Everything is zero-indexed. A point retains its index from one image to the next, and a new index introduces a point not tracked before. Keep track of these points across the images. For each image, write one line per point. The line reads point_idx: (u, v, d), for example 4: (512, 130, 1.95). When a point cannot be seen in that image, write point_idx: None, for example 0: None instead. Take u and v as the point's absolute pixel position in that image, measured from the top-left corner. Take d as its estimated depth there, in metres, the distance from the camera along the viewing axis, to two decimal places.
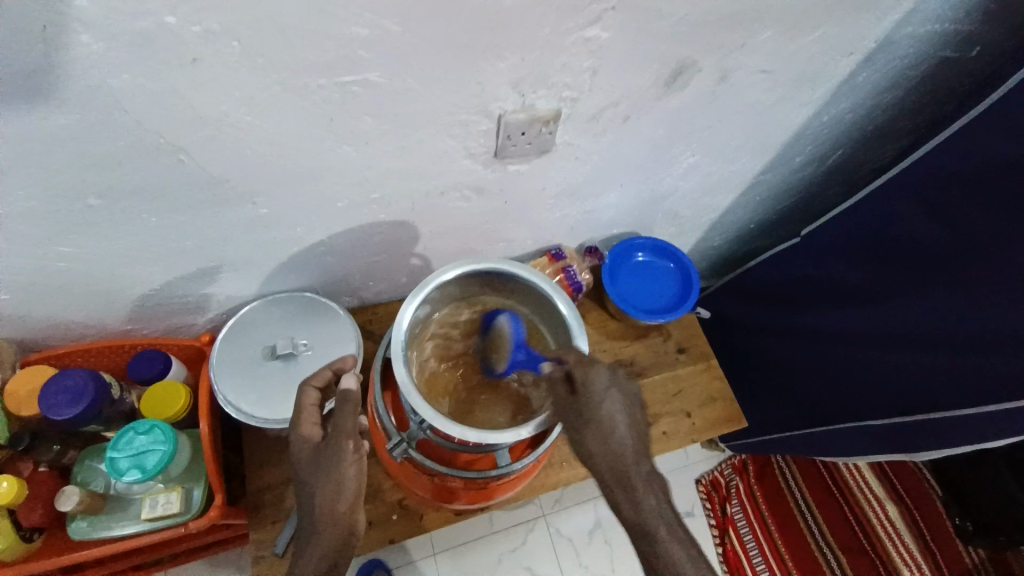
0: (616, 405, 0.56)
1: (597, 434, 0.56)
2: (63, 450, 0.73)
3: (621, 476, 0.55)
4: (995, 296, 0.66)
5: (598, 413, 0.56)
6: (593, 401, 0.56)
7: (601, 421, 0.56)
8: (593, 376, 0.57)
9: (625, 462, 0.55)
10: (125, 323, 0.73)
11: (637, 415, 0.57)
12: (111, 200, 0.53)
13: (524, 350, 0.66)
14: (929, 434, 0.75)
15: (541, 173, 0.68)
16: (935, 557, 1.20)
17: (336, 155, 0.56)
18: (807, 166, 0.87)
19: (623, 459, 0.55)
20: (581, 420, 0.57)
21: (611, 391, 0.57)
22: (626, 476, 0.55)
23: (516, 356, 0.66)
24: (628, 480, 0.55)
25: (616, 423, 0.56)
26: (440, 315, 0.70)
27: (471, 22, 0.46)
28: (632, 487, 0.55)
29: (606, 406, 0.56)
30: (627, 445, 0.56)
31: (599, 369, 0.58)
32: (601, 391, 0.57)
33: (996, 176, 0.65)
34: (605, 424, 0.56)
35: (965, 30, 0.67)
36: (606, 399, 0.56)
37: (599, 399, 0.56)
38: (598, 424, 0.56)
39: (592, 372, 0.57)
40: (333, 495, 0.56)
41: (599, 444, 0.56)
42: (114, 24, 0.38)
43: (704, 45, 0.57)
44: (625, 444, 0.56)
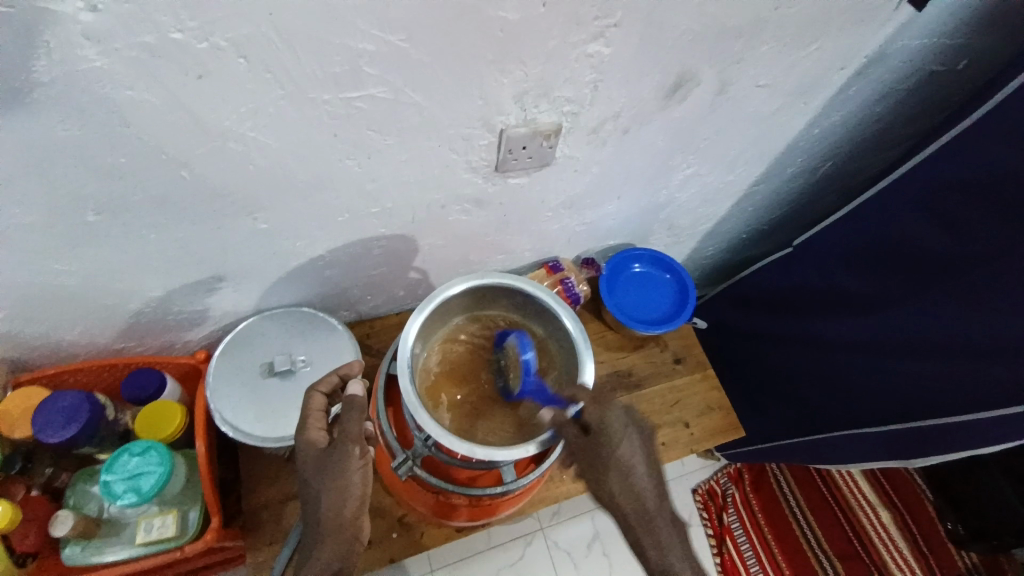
0: (634, 445, 0.59)
1: (618, 475, 0.57)
2: (56, 472, 0.71)
3: (643, 516, 0.56)
4: (985, 304, 0.68)
5: (618, 454, 0.58)
6: (613, 442, 0.58)
7: (622, 461, 0.58)
8: (610, 416, 0.59)
9: (645, 503, 0.57)
10: (119, 340, 0.72)
11: (652, 455, 0.60)
12: (109, 215, 0.52)
13: (535, 380, 0.66)
14: (923, 441, 0.76)
15: (542, 185, 0.69)
16: (929, 562, 1.21)
17: (339, 169, 0.55)
18: (799, 176, 0.88)
19: (644, 499, 0.57)
20: (601, 461, 0.58)
21: (628, 432, 0.59)
22: (648, 516, 0.56)
23: (525, 384, 0.65)
24: (650, 520, 0.56)
25: (636, 464, 0.58)
26: (457, 322, 0.70)
27: (477, 38, 0.46)
28: (654, 526, 0.56)
29: (625, 446, 0.58)
30: (647, 485, 0.57)
31: (616, 409, 0.60)
32: (619, 431, 0.59)
33: (985, 187, 0.67)
34: (625, 464, 0.58)
35: (950, 46, 0.69)
36: (624, 439, 0.58)
37: (617, 439, 0.58)
38: (618, 464, 0.57)
39: (609, 412, 0.59)
40: (337, 501, 0.55)
41: (620, 485, 0.57)
42: (121, 40, 0.38)
43: (703, 59, 0.58)
44: (645, 485, 0.57)
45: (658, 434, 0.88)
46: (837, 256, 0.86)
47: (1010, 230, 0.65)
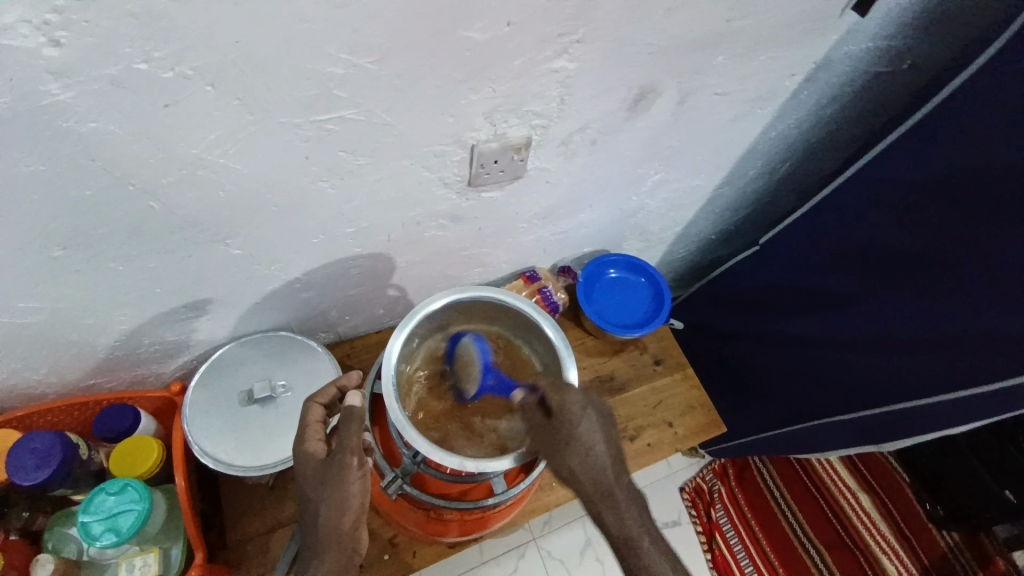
0: (594, 426, 0.57)
1: (579, 455, 0.56)
2: (33, 516, 0.68)
3: (604, 492, 0.56)
4: (943, 290, 0.71)
5: (577, 435, 0.56)
6: (573, 425, 0.57)
7: (582, 442, 0.56)
8: (570, 400, 0.57)
9: (607, 480, 0.56)
10: (90, 377, 0.70)
11: (612, 433, 0.58)
12: (78, 249, 0.51)
13: (493, 375, 0.66)
14: (896, 425, 0.78)
15: (514, 198, 0.70)
16: (912, 545, 1.24)
17: (312, 192, 0.55)
18: (762, 177, 0.92)
19: (605, 477, 0.56)
20: (561, 443, 0.57)
21: (587, 412, 0.58)
22: (609, 492, 0.56)
23: (484, 381, 0.65)
24: (612, 495, 0.56)
25: (595, 443, 0.57)
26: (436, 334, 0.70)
27: (445, 57, 0.47)
28: (616, 501, 0.56)
29: (584, 427, 0.57)
30: (607, 463, 0.57)
31: (574, 392, 0.58)
32: (578, 413, 0.57)
33: (936, 179, 0.70)
34: (586, 445, 0.56)
35: (894, 48, 0.73)
36: (583, 420, 0.57)
37: (577, 420, 0.57)
38: (578, 446, 0.56)
39: (568, 396, 0.58)
40: (337, 511, 0.54)
41: (581, 464, 0.56)
42: (85, 72, 0.38)
43: (664, 72, 0.60)
44: (606, 463, 0.57)
45: (643, 436, 0.89)
46: (803, 252, 0.89)
47: (960, 219, 0.68)
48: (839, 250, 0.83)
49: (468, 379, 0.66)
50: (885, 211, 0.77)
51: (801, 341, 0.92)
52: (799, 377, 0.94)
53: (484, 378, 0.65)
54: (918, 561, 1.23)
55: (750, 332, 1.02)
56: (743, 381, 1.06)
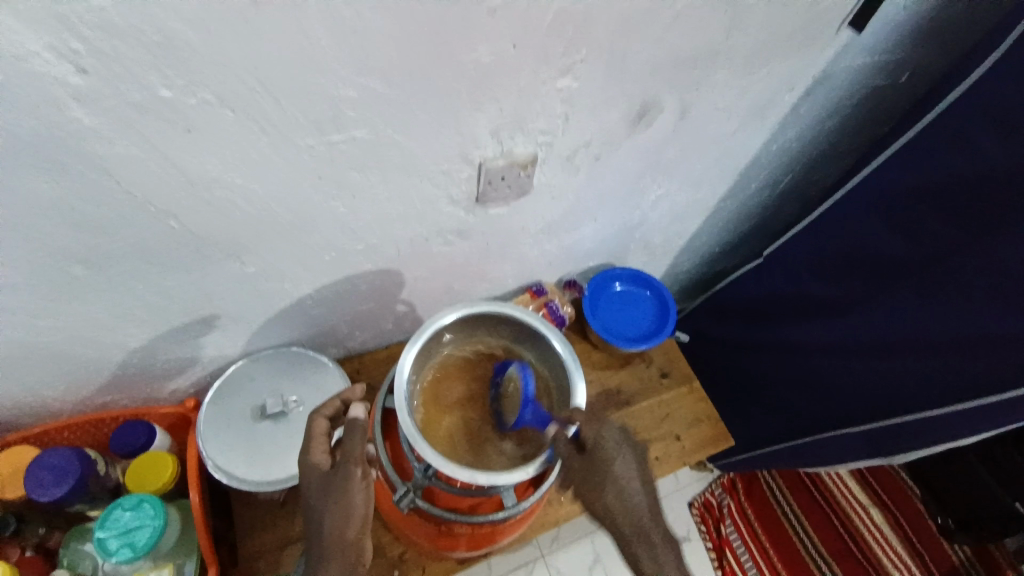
0: (628, 463, 0.61)
1: (614, 492, 0.60)
2: (49, 532, 0.69)
3: (639, 530, 0.59)
4: (946, 300, 0.72)
5: (613, 472, 0.60)
6: (609, 461, 0.60)
7: (617, 479, 0.60)
8: (607, 437, 0.61)
9: (641, 518, 0.59)
10: (105, 393, 0.71)
11: (646, 472, 0.62)
12: (98, 268, 0.53)
13: (532, 409, 0.63)
14: (904, 436, 0.78)
15: (520, 213, 0.71)
16: (922, 558, 1.23)
17: (325, 210, 0.57)
18: (763, 190, 0.93)
19: (640, 515, 0.59)
20: (598, 477, 0.60)
21: (623, 450, 0.61)
22: (644, 530, 0.59)
23: (522, 414, 0.63)
24: (646, 533, 0.59)
25: (631, 480, 0.60)
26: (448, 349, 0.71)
27: (453, 79, 0.49)
28: (650, 540, 0.58)
29: (619, 465, 0.61)
30: (641, 500, 0.60)
31: (612, 429, 0.62)
32: (614, 451, 0.61)
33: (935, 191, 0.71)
34: (621, 481, 0.60)
35: (889, 62, 0.75)
36: (619, 457, 0.61)
37: (613, 457, 0.61)
38: (614, 479, 0.60)
39: (605, 433, 0.62)
40: (342, 523, 0.55)
41: (616, 500, 0.59)
42: (112, 99, 0.39)
43: (665, 87, 0.62)
44: (640, 501, 0.60)
45: (651, 449, 0.89)
46: (807, 263, 0.90)
47: (962, 230, 0.69)
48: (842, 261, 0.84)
49: (512, 408, 0.65)
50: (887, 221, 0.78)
51: (807, 352, 0.93)
52: (807, 389, 0.94)
53: (522, 411, 0.63)
54: None
55: (756, 344, 1.03)
56: (750, 393, 1.06)
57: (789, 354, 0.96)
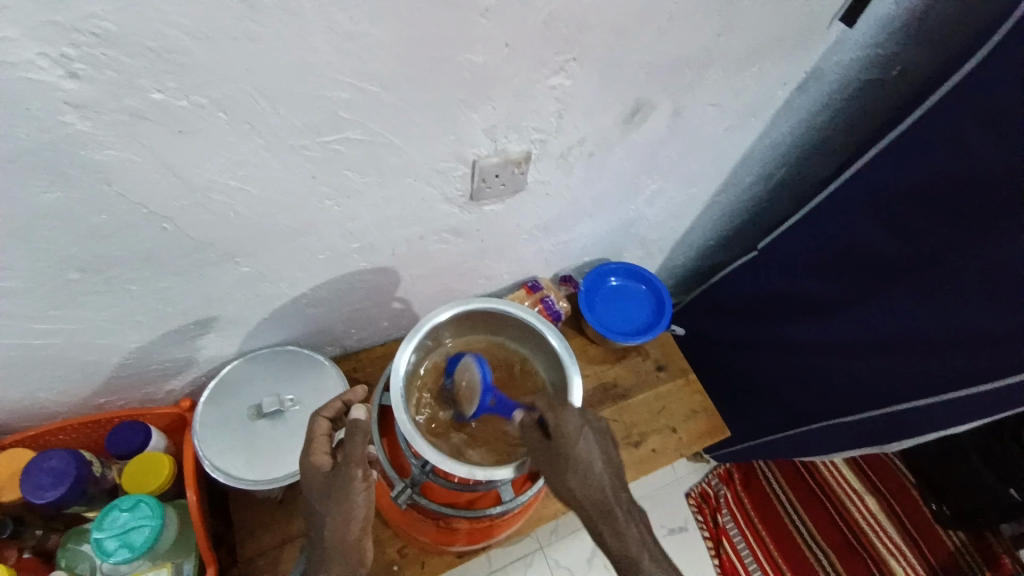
0: (591, 444, 0.58)
1: (577, 475, 0.57)
2: (47, 534, 0.69)
3: (603, 509, 0.58)
4: (940, 293, 0.72)
5: (575, 455, 0.57)
6: (571, 444, 0.57)
7: (579, 461, 0.57)
8: (566, 419, 0.58)
9: (605, 498, 0.58)
10: (102, 395, 0.71)
11: (608, 452, 0.60)
12: (93, 272, 0.52)
13: (492, 395, 0.62)
14: (899, 426, 0.79)
15: (516, 211, 0.71)
16: (918, 545, 1.25)
17: (320, 211, 0.57)
18: (757, 184, 0.93)
19: (603, 494, 0.58)
20: (560, 462, 0.57)
21: (584, 431, 0.58)
22: (608, 509, 0.57)
23: (483, 401, 0.61)
24: (610, 511, 0.57)
25: (593, 460, 0.58)
26: (445, 345, 0.71)
27: (447, 79, 0.49)
28: (614, 518, 0.57)
29: (581, 446, 0.57)
30: (605, 480, 0.58)
31: (571, 411, 0.59)
32: (575, 432, 0.58)
33: (929, 183, 0.71)
34: (584, 464, 0.57)
35: (883, 55, 0.75)
36: (581, 440, 0.58)
37: (574, 439, 0.57)
38: (577, 464, 0.57)
39: (565, 415, 0.58)
40: (342, 523, 0.56)
41: (580, 482, 0.57)
42: (102, 103, 0.39)
43: (659, 86, 0.62)
44: (603, 481, 0.58)
45: (648, 442, 0.90)
46: (801, 256, 0.91)
47: (955, 223, 0.70)
48: (836, 254, 0.85)
49: (467, 399, 0.63)
50: (880, 215, 0.78)
51: (802, 344, 0.93)
52: (803, 381, 0.94)
53: (481, 399, 0.61)
54: (925, 561, 1.23)
55: (751, 337, 1.03)
56: (746, 385, 1.07)
57: (784, 346, 0.97)
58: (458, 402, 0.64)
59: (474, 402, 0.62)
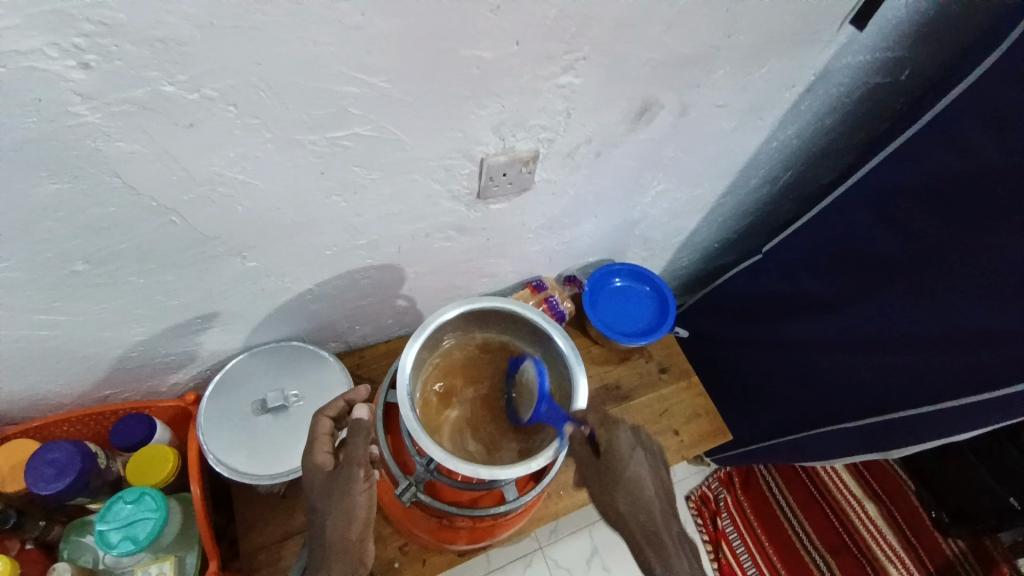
0: (641, 464, 0.63)
1: (626, 493, 0.62)
2: (49, 526, 0.69)
3: (649, 528, 0.62)
4: (945, 299, 0.72)
5: (626, 474, 0.62)
6: (623, 464, 0.62)
7: (629, 480, 0.62)
8: (620, 441, 0.63)
9: (652, 518, 0.62)
10: (105, 387, 0.71)
11: (657, 471, 0.65)
12: (98, 264, 0.52)
13: (547, 404, 0.65)
14: (901, 432, 0.79)
15: (521, 209, 0.71)
16: (916, 551, 1.24)
17: (326, 206, 0.57)
18: (763, 187, 0.93)
19: (650, 514, 0.62)
20: (609, 477, 0.63)
21: (636, 452, 0.63)
22: (653, 528, 0.62)
23: (538, 409, 0.65)
24: (656, 532, 0.62)
25: (643, 480, 0.63)
26: (452, 343, 0.71)
27: (455, 75, 0.49)
28: (659, 538, 0.62)
29: (633, 466, 0.63)
30: (653, 500, 0.63)
31: (623, 430, 0.63)
32: (628, 453, 0.63)
33: (936, 188, 0.71)
34: (634, 484, 0.62)
35: (891, 59, 0.75)
36: (631, 459, 0.63)
37: (627, 460, 0.62)
38: (625, 481, 0.62)
39: (617, 433, 0.63)
40: (344, 523, 0.56)
41: (628, 500, 0.62)
42: (112, 95, 0.39)
43: (665, 86, 0.62)
44: (651, 502, 0.63)
45: None
46: (805, 260, 0.90)
47: (958, 228, 0.70)
48: (841, 258, 0.85)
49: (525, 404, 0.66)
50: (886, 219, 0.78)
51: (805, 349, 0.93)
52: (806, 385, 0.94)
53: (537, 405, 0.65)
54: (923, 566, 1.23)
55: (754, 340, 1.03)
56: (748, 388, 1.07)
57: (787, 350, 0.97)
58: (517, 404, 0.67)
59: (531, 408, 0.66)
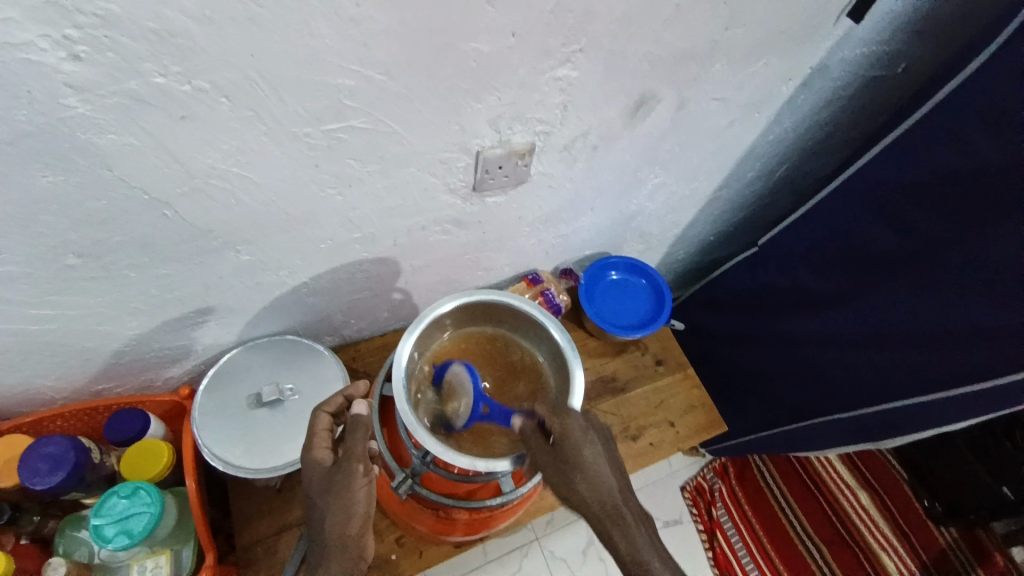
0: (596, 448, 0.57)
1: (584, 478, 0.55)
2: (44, 520, 0.69)
3: (613, 513, 0.54)
4: (939, 291, 0.72)
5: (581, 458, 0.56)
6: (576, 447, 0.56)
7: (585, 464, 0.56)
8: (570, 423, 0.58)
9: (613, 502, 0.55)
10: (100, 382, 0.71)
11: (615, 458, 0.58)
12: (92, 258, 0.52)
13: (485, 403, 0.63)
14: (895, 423, 0.80)
15: (518, 202, 0.71)
16: (909, 540, 1.26)
17: (322, 199, 0.57)
18: (759, 180, 0.93)
19: (611, 499, 0.55)
20: (565, 466, 0.56)
21: (589, 435, 0.57)
22: (618, 513, 0.54)
23: (475, 409, 0.62)
24: (620, 516, 0.54)
25: (599, 464, 0.56)
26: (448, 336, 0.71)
27: (452, 68, 0.48)
28: (625, 523, 0.54)
29: (588, 450, 0.56)
30: (611, 483, 0.55)
31: (574, 415, 0.58)
32: (581, 436, 0.57)
33: (932, 181, 0.71)
34: (590, 467, 0.55)
35: (888, 52, 0.75)
36: (587, 444, 0.56)
37: (580, 442, 0.56)
38: (583, 468, 0.55)
39: (568, 418, 0.58)
40: (343, 519, 0.55)
41: (586, 485, 0.55)
42: (104, 86, 0.39)
43: (663, 79, 0.61)
44: (611, 485, 0.55)
45: (645, 436, 0.90)
46: (800, 252, 0.91)
47: (953, 221, 0.70)
48: (836, 251, 0.85)
49: (457, 409, 0.63)
50: (881, 211, 0.78)
51: (800, 341, 0.93)
52: (801, 377, 0.95)
53: (474, 407, 0.62)
54: (917, 557, 1.24)
55: (749, 333, 1.04)
56: (743, 380, 1.08)
57: (782, 343, 0.97)
58: (449, 411, 0.64)
59: (468, 411, 0.63)
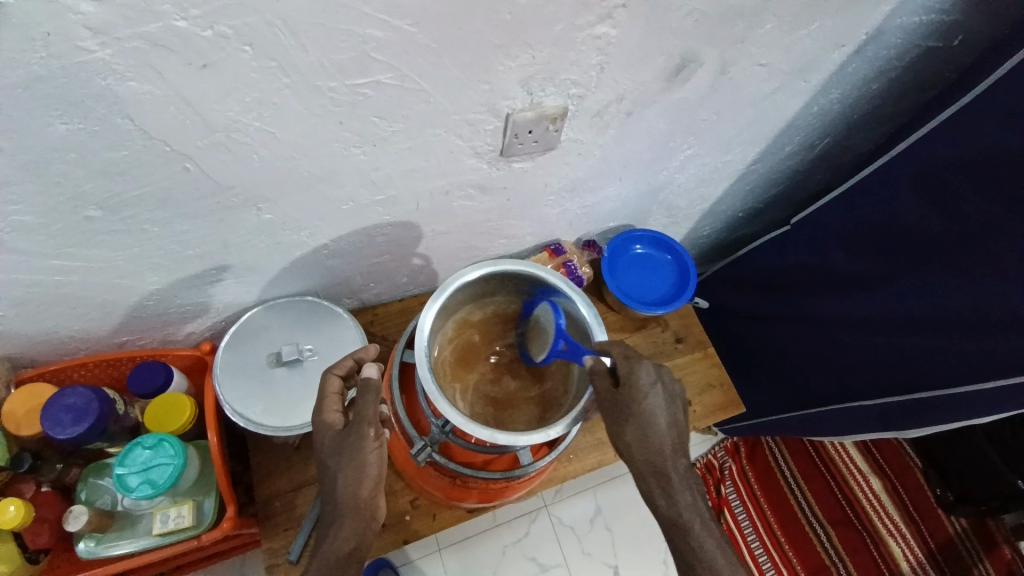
0: (658, 404, 0.57)
1: (638, 430, 0.56)
2: (66, 468, 0.71)
3: (659, 469, 0.57)
4: (989, 278, 0.68)
5: (641, 409, 0.56)
6: (639, 398, 0.56)
7: (644, 419, 0.56)
8: (640, 371, 0.57)
9: (663, 458, 0.57)
10: (122, 335, 0.71)
11: (675, 415, 0.58)
12: (112, 210, 0.51)
13: (565, 340, 0.65)
14: (921, 413, 0.77)
15: (544, 169, 0.68)
16: (918, 528, 1.25)
17: (344, 157, 0.55)
18: (796, 154, 0.89)
19: (661, 456, 0.57)
20: (624, 414, 0.57)
21: (656, 388, 0.57)
22: (664, 471, 0.57)
23: (555, 344, 0.65)
24: (666, 474, 0.56)
25: (658, 420, 0.57)
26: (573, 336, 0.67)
27: (485, 19, 0.45)
28: (669, 480, 0.56)
29: (650, 402, 0.57)
30: (665, 442, 0.57)
31: (645, 365, 0.57)
32: (646, 387, 0.57)
33: (990, 162, 0.67)
34: (647, 420, 0.56)
35: (950, 20, 0.69)
36: (650, 396, 0.56)
37: (644, 394, 0.56)
38: (640, 419, 0.56)
39: (638, 367, 0.57)
40: (356, 480, 0.55)
41: (639, 439, 0.56)
42: (121, 29, 0.37)
43: (707, 40, 0.57)
44: (666, 442, 0.57)
45: None
46: (834, 232, 0.87)
47: (1004, 206, 0.66)
48: (875, 234, 0.81)
49: (541, 346, 0.67)
50: (927, 193, 0.74)
51: (826, 325, 0.91)
52: (827, 361, 0.92)
53: (555, 341, 0.65)
54: (924, 543, 1.24)
55: (774, 313, 1.01)
56: (765, 361, 1.06)
57: (808, 325, 0.94)
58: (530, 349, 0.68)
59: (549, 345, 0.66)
